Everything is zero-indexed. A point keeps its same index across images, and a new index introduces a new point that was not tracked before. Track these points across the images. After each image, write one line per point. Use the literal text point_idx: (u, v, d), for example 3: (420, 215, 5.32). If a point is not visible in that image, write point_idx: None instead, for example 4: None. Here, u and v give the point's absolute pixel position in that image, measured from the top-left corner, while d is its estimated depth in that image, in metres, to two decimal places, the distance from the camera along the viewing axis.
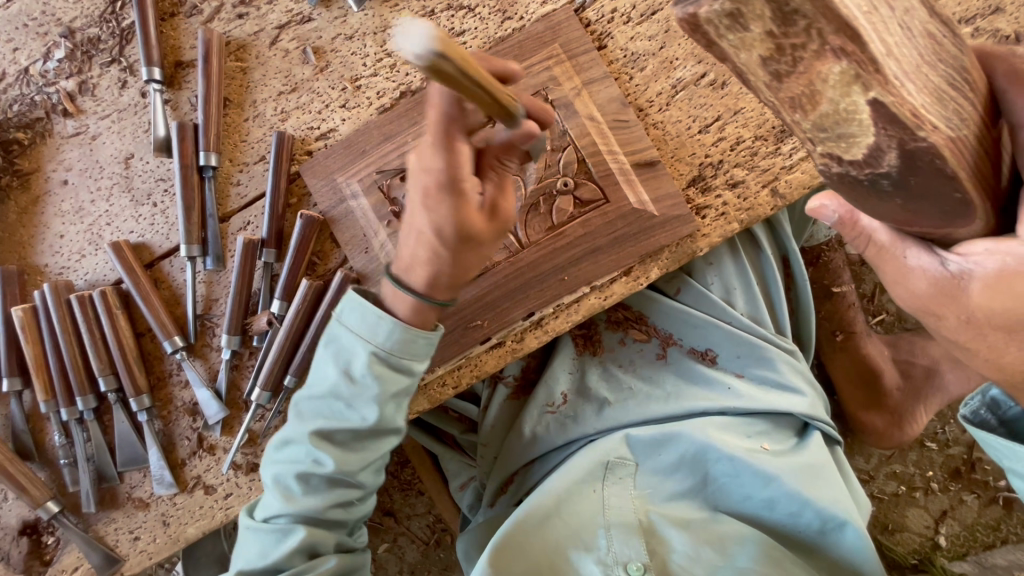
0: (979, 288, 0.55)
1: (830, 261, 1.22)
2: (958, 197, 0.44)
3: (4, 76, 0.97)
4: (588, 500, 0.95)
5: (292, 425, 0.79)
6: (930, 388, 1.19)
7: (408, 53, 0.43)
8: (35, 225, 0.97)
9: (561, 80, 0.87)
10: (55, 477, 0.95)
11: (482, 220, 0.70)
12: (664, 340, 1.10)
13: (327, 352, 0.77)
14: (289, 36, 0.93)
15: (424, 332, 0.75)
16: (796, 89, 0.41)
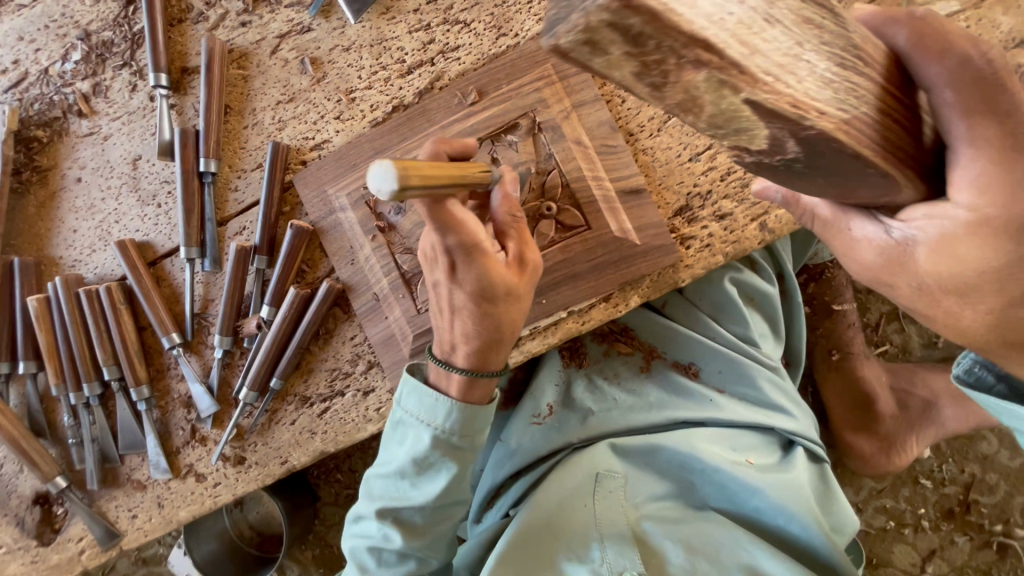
0: (927, 256, 0.52)
1: (834, 278, 1.19)
2: (873, 171, 0.43)
3: (25, 74, 1.02)
4: (580, 509, 0.95)
5: (365, 502, 0.88)
6: (926, 421, 1.15)
7: (381, 192, 0.53)
8: (52, 219, 1.03)
9: (549, 102, 0.86)
10: (64, 454, 1.03)
11: (512, 275, 0.74)
12: (647, 352, 1.10)
13: (395, 435, 0.84)
14: (289, 45, 0.95)
15: (483, 407, 0.80)
16: (677, 96, 0.39)
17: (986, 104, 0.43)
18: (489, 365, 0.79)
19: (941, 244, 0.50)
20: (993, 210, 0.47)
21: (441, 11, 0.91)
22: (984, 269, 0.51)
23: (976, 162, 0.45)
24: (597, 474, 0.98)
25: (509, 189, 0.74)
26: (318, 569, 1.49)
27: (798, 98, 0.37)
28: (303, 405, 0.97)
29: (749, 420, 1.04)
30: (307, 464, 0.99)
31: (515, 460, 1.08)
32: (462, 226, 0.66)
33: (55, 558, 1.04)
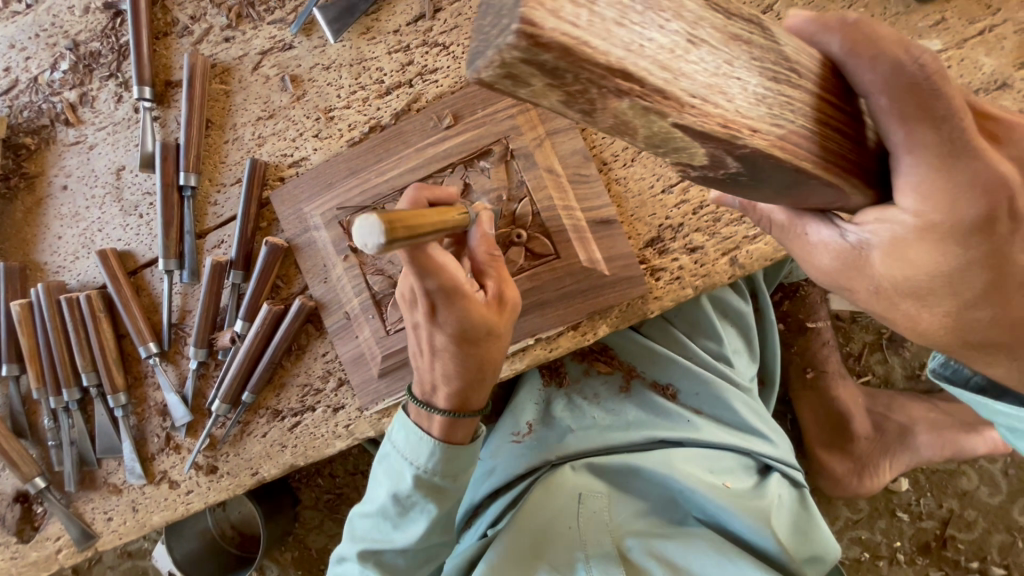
0: (881, 258, 0.51)
1: (808, 295, 1.17)
2: (817, 181, 0.43)
3: (15, 82, 1.03)
4: (564, 530, 0.94)
5: (348, 542, 0.90)
6: (902, 447, 1.13)
7: (366, 246, 0.47)
8: (38, 225, 1.05)
9: (523, 129, 0.85)
10: (44, 455, 1.05)
11: (493, 314, 0.76)
12: (627, 372, 1.06)
13: (380, 472, 0.87)
14: (271, 62, 0.95)
15: (464, 447, 0.83)
16: (608, 121, 0.36)
17: (922, 111, 0.42)
18: (472, 402, 0.82)
19: (892, 249, 0.50)
20: (939, 216, 0.46)
21: (420, 32, 0.91)
22: (939, 273, 0.50)
23: (916, 168, 0.44)
24: (578, 494, 0.97)
25: (486, 229, 0.72)
26: (296, 570, 1.52)
27: (729, 118, 0.37)
28: (275, 418, 0.98)
29: (727, 442, 1.02)
30: (277, 476, 1.00)
31: (492, 479, 1.06)
32: (443, 270, 0.67)
33: (34, 556, 1.06)
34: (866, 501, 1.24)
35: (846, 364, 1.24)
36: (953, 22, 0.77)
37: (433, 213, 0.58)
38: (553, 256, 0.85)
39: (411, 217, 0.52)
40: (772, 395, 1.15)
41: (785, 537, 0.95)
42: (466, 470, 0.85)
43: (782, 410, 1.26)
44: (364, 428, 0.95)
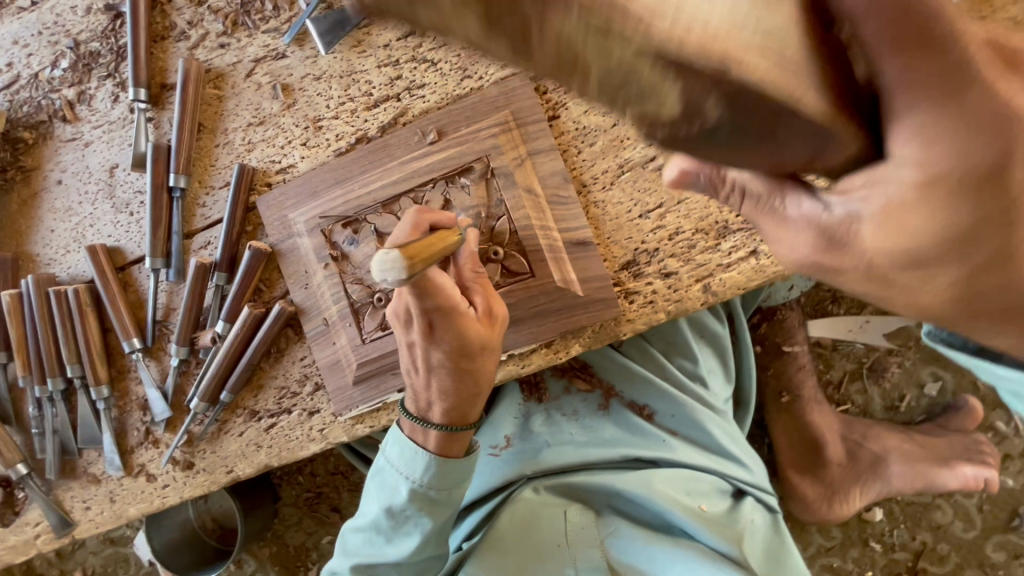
0: (871, 229, 0.42)
1: (785, 319, 1.17)
2: (818, 130, 0.32)
3: (17, 77, 1.06)
4: (553, 548, 0.94)
5: (340, 558, 0.91)
6: (873, 475, 1.14)
7: (387, 280, 0.53)
8: (32, 218, 1.07)
9: (504, 149, 0.86)
10: (28, 442, 1.08)
11: (485, 330, 0.78)
12: (606, 391, 1.04)
13: (372, 486, 0.88)
14: (263, 70, 0.97)
15: (459, 460, 0.84)
16: (548, 54, 0.27)
17: (917, 31, 0.33)
18: (467, 416, 0.84)
19: (891, 205, 0.40)
20: (942, 170, 0.38)
21: (410, 48, 0.93)
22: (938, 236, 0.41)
23: (916, 107, 0.35)
24: (563, 513, 0.97)
25: (473, 247, 0.80)
26: (273, 566, 1.54)
27: (711, 40, 0.27)
28: (252, 418, 1.00)
29: (702, 464, 1.02)
30: (252, 475, 1.02)
31: (471, 490, 1.06)
32: (442, 290, 0.72)
33: (13, 539, 1.09)
34: (840, 529, 1.24)
35: (825, 392, 1.24)
36: None
37: (436, 238, 0.64)
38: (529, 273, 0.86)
39: (421, 250, 0.58)
40: (746, 416, 1.15)
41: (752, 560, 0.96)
42: (459, 485, 0.86)
43: (759, 435, 1.26)
44: (338, 433, 0.97)
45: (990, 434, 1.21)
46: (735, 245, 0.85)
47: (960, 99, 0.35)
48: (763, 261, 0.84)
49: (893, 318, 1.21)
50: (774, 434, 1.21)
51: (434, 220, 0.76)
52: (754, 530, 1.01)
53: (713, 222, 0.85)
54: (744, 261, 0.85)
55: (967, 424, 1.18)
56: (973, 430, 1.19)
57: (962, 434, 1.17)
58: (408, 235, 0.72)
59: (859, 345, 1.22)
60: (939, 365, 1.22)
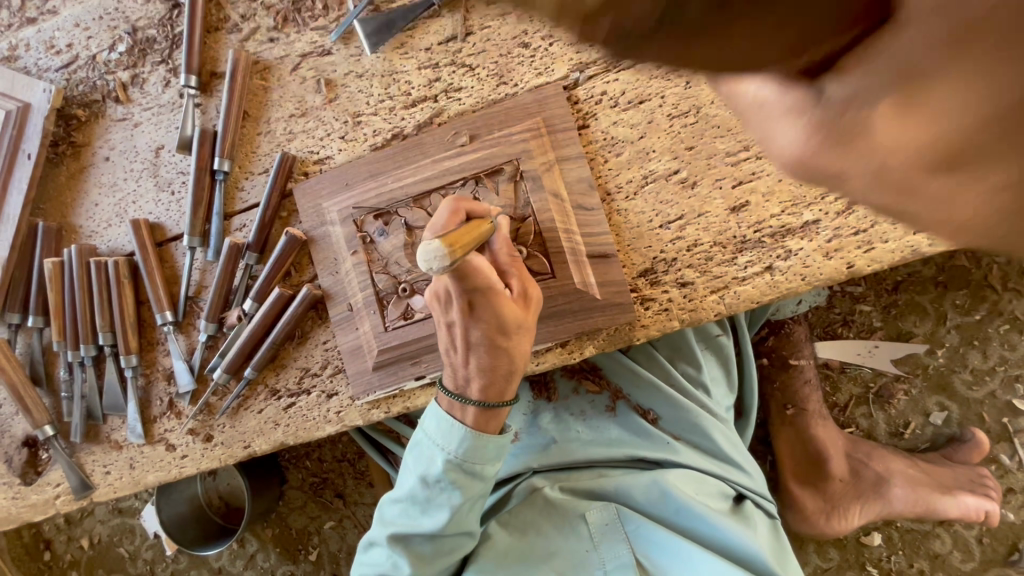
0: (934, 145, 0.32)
1: (793, 333, 1.20)
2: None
3: (75, 58, 1.11)
4: (580, 550, 0.95)
5: (377, 528, 0.96)
6: (875, 496, 1.15)
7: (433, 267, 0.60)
8: (78, 191, 1.13)
9: (534, 153, 0.90)
10: (56, 405, 1.12)
11: (520, 311, 0.83)
12: (613, 392, 1.06)
13: (411, 460, 0.92)
14: (309, 65, 1.02)
15: (495, 437, 0.88)
16: None
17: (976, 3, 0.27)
18: (503, 393, 0.87)
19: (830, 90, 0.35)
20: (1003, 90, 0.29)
21: (450, 52, 0.97)
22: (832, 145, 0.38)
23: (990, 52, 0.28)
24: (582, 514, 0.97)
25: (504, 233, 0.84)
26: (275, 547, 1.57)
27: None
28: (271, 397, 1.04)
29: (707, 469, 1.03)
30: (268, 452, 1.05)
31: None
32: (481, 270, 0.75)
33: (33, 498, 1.13)
34: (837, 551, 1.25)
35: (830, 414, 1.25)
36: None
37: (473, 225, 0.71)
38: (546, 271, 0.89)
39: (459, 240, 0.64)
40: (747, 427, 1.16)
41: (764, 546, 0.98)
42: (493, 461, 0.89)
43: (762, 451, 1.28)
44: (353, 416, 1.00)
45: (993, 468, 1.21)
46: (751, 259, 0.87)
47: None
48: (778, 278, 0.87)
49: (903, 345, 1.22)
50: (777, 448, 1.23)
51: (470, 208, 0.80)
52: (760, 524, 1.02)
53: (731, 236, 0.88)
54: (759, 276, 0.87)
55: (971, 457, 1.19)
56: (977, 463, 1.20)
57: (966, 466, 1.18)
58: (447, 222, 0.76)
59: (867, 369, 1.24)
60: (946, 395, 1.23)
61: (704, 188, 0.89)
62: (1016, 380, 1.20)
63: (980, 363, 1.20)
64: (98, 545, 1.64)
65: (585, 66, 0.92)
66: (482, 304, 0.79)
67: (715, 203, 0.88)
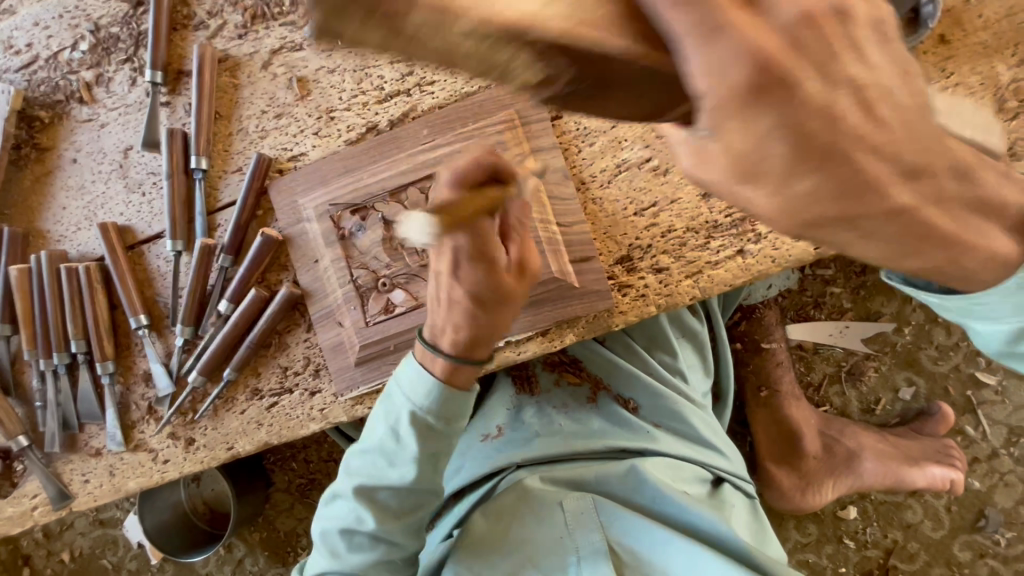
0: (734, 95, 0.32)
1: (764, 317, 1.23)
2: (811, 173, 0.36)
3: (36, 58, 1.08)
4: (555, 537, 0.95)
5: (342, 480, 0.92)
6: (847, 471, 1.19)
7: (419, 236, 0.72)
8: (44, 195, 1.10)
9: (509, 145, 0.91)
10: (30, 415, 1.10)
11: (513, 279, 0.82)
12: (593, 384, 1.10)
13: (380, 409, 0.89)
14: (279, 61, 1.01)
15: (462, 393, 0.85)
16: None
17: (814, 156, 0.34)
18: (475, 352, 0.85)
19: (622, 96, 0.37)
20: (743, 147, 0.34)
21: None
22: (640, 118, 0.39)
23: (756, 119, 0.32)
24: (559, 501, 0.97)
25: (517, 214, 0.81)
26: (263, 551, 1.56)
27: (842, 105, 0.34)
28: (254, 397, 1.03)
29: (684, 454, 1.05)
30: (251, 453, 1.05)
31: (460, 477, 1.11)
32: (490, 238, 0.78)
33: (9, 510, 1.10)
34: (815, 525, 1.30)
35: (805, 392, 1.30)
36: None
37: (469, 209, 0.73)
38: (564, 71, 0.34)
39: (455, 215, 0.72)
40: (725, 411, 1.18)
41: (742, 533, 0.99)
42: (463, 416, 0.87)
43: (741, 432, 1.32)
44: (337, 413, 1.00)
45: (959, 438, 1.26)
46: (723, 243, 0.90)
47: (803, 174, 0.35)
48: (749, 260, 0.89)
49: (871, 324, 1.26)
50: (754, 430, 1.26)
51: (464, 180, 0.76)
52: (737, 510, 1.04)
53: (703, 221, 0.90)
54: (731, 259, 0.89)
55: (938, 429, 1.24)
56: (944, 435, 1.24)
57: (933, 438, 1.22)
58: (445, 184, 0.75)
59: (839, 348, 1.29)
60: (913, 371, 1.27)
61: (676, 175, 0.91)
62: (978, 353, 1.25)
63: (944, 339, 1.25)
64: (80, 559, 1.60)
65: None
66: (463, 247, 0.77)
67: (686, 190, 0.90)
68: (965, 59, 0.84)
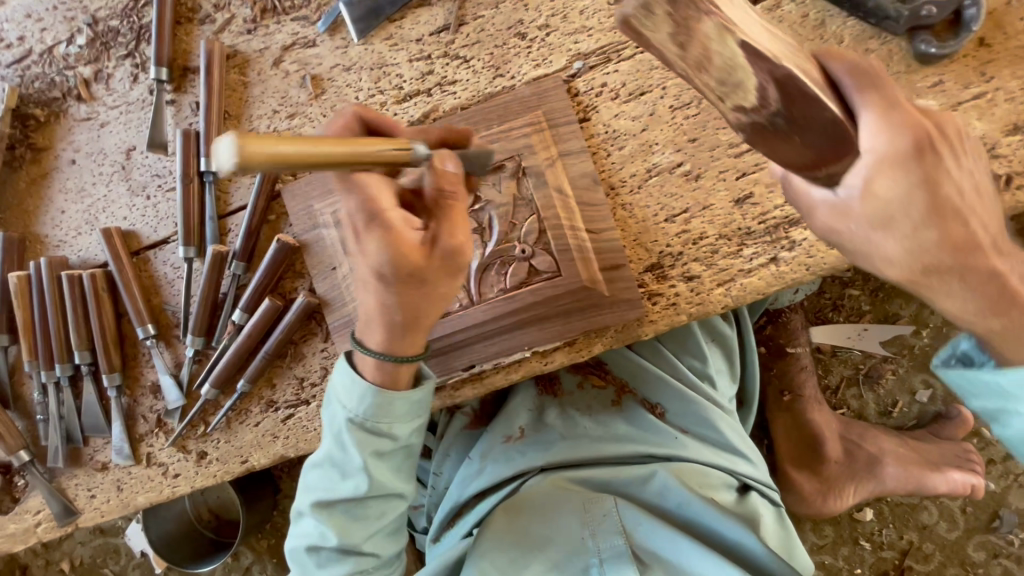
0: (878, 176, 0.55)
1: (791, 322, 1.22)
2: (935, 235, 0.57)
3: (29, 52, 1.02)
4: (576, 537, 0.94)
5: (302, 497, 0.87)
6: (868, 475, 1.18)
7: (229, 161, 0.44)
8: (41, 198, 1.05)
9: (536, 149, 0.88)
10: (31, 428, 1.05)
11: (417, 255, 0.67)
12: (618, 388, 1.09)
13: (324, 418, 0.85)
14: (291, 58, 0.96)
15: (400, 393, 0.80)
16: (695, 53, 0.51)
17: (937, 217, 0.56)
18: (403, 344, 0.77)
19: (803, 140, 0.54)
20: (888, 206, 0.56)
21: (442, 43, 0.93)
22: (807, 169, 0.57)
23: (899, 180, 0.55)
24: (583, 504, 0.97)
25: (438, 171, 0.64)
26: (270, 558, 1.52)
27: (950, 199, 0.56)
28: (269, 409, 0.99)
29: (712, 461, 1.03)
30: (266, 466, 1.01)
31: (480, 480, 1.06)
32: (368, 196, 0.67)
33: (11, 527, 1.06)
34: (832, 527, 1.30)
35: (823, 395, 1.29)
36: (950, 86, 0.82)
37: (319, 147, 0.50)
38: (776, 104, 0.52)
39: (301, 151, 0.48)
40: (750, 415, 1.17)
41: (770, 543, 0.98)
42: (402, 420, 0.82)
43: (759, 435, 1.31)
44: None
45: (975, 441, 1.27)
46: (756, 251, 0.87)
47: (930, 232, 0.57)
48: (783, 268, 0.87)
49: (890, 327, 1.26)
50: (774, 434, 1.26)
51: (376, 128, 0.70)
52: (765, 520, 1.02)
53: (736, 228, 0.88)
54: (764, 267, 0.87)
55: (956, 433, 1.24)
56: (963, 438, 1.24)
57: (953, 442, 1.22)
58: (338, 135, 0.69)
59: (857, 351, 1.28)
60: (931, 373, 1.27)
61: (709, 180, 0.88)
62: None
63: None
64: (80, 568, 1.56)
65: (585, 56, 0.90)
66: (375, 219, 0.66)
67: (719, 196, 0.88)
68: (1006, 63, 0.81)
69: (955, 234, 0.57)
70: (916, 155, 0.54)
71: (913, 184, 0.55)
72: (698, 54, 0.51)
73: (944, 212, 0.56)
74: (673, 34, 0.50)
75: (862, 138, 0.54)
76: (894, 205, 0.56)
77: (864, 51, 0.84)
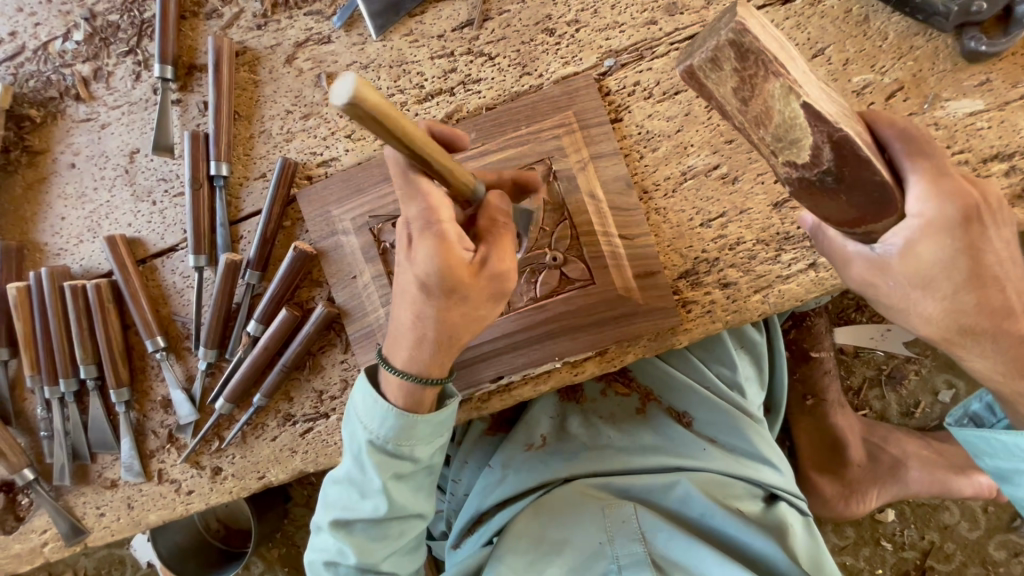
0: (924, 240, 0.60)
1: (815, 325, 1.19)
2: (973, 299, 0.63)
3: (22, 48, 0.96)
4: (592, 543, 0.93)
5: (320, 513, 0.84)
6: (892, 479, 1.17)
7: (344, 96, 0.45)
8: (39, 203, 0.99)
9: (567, 151, 0.84)
10: (34, 445, 1.00)
11: (466, 273, 0.65)
12: (643, 395, 1.06)
13: (345, 435, 0.80)
14: (305, 55, 0.91)
15: (422, 416, 0.76)
16: (756, 108, 0.54)
17: (974, 285, 0.62)
18: (434, 366, 0.74)
19: (847, 199, 0.59)
20: (929, 270, 0.62)
21: (466, 40, 0.88)
22: (847, 225, 0.62)
23: (943, 247, 0.61)
24: (602, 508, 0.95)
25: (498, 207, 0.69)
26: (282, 567, 1.49)
27: (992, 266, 0.62)
28: (286, 422, 0.96)
29: (738, 472, 1.00)
30: (284, 481, 0.98)
31: (502, 488, 1.03)
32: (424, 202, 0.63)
33: (16, 547, 1.02)
34: (853, 528, 1.30)
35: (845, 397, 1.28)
36: (997, 85, 0.79)
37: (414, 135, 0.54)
38: (828, 163, 0.55)
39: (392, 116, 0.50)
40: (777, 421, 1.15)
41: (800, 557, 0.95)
42: (426, 441, 0.78)
43: (781, 436, 1.30)
44: None
45: None
46: (795, 256, 0.85)
47: (965, 296, 0.63)
48: (822, 274, 0.84)
49: None
50: (797, 438, 1.24)
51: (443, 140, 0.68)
52: (797, 532, 0.98)
53: (775, 232, 0.85)
54: (803, 273, 0.85)
55: None
56: None
57: None
58: None
59: (879, 352, 1.26)
60: (953, 373, 1.25)
61: (746, 183, 0.85)
62: None
63: None
64: None
65: (616, 53, 0.86)
66: (430, 231, 0.63)
67: (757, 200, 0.85)
68: None
69: (995, 298, 0.63)
70: (959, 223, 0.60)
71: (958, 251, 0.61)
72: (760, 109, 0.54)
73: (981, 279, 0.62)
74: (736, 89, 0.54)
75: (911, 203, 0.60)
76: (934, 269, 0.62)
77: (908, 49, 0.81)
